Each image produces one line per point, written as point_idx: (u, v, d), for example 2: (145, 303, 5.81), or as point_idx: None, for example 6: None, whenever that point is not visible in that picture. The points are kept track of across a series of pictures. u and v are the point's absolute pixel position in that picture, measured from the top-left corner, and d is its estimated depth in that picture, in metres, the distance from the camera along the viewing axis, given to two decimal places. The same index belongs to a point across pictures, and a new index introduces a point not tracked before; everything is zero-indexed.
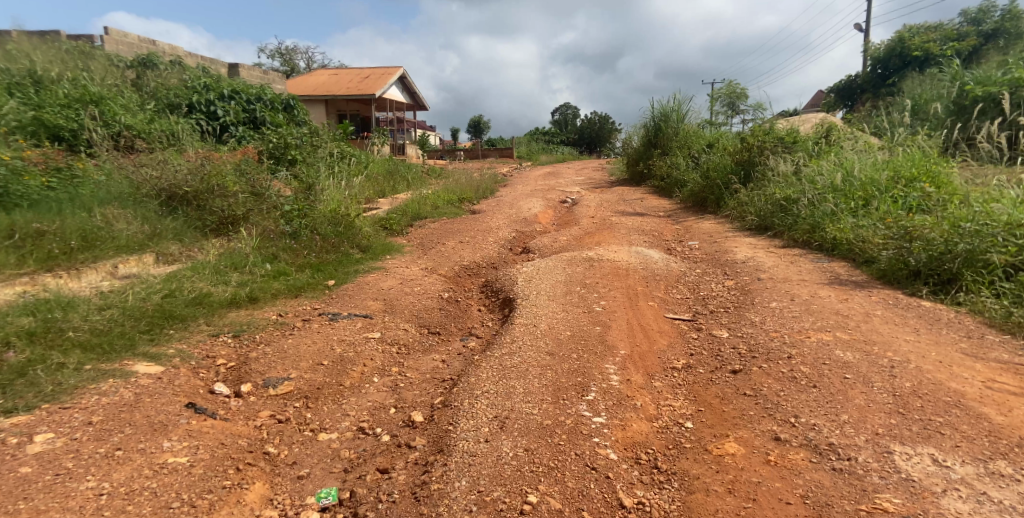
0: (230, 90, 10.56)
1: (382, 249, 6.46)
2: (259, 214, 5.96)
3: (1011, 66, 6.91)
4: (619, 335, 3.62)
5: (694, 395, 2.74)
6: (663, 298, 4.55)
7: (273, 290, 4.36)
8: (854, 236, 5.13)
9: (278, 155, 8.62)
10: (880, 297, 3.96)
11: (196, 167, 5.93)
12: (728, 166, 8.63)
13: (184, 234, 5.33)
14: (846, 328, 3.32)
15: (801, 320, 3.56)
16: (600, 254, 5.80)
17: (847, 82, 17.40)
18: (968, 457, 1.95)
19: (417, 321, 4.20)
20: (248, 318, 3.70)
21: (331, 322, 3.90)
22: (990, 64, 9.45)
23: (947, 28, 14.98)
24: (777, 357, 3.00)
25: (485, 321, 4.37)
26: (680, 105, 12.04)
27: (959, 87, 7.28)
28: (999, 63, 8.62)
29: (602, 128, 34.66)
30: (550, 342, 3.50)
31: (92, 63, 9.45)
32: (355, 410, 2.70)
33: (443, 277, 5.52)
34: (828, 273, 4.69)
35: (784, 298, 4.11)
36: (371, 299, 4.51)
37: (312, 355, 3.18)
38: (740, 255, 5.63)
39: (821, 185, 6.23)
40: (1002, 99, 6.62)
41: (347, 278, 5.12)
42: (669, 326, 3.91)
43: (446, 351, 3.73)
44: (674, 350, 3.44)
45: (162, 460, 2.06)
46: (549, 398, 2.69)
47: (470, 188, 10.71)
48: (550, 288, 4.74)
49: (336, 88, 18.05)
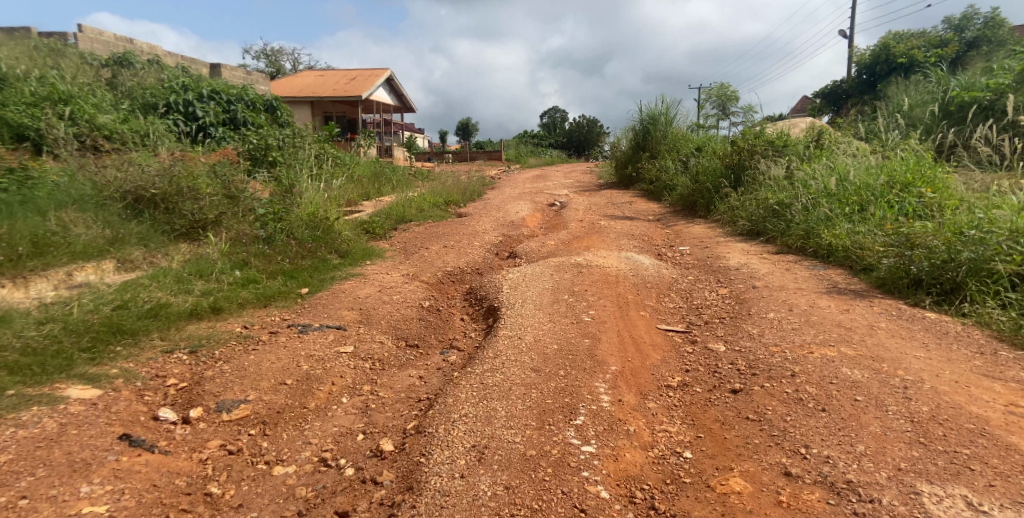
0: (210, 90, 10.23)
1: (361, 254, 6.18)
2: (231, 218, 5.67)
3: (999, 73, 6.79)
4: (609, 349, 3.38)
5: (692, 418, 2.50)
6: (655, 307, 4.32)
7: (239, 301, 4.08)
8: (851, 242, 4.94)
9: (258, 157, 8.37)
10: (882, 307, 3.76)
11: (164, 168, 5.62)
12: (718, 170, 8.45)
13: (149, 239, 5.05)
14: (850, 343, 3.10)
15: (802, 333, 3.34)
16: (589, 259, 5.57)
17: (833, 87, 17.35)
18: (1005, 500, 1.72)
19: (394, 332, 3.94)
20: (209, 331, 3.43)
21: (300, 335, 3.62)
22: (976, 70, 9.37)
23: (931, 34, 14.98)
24: (780, 375, 2.78)
25: (467, 331, 4.12)
26: (669, 108, 11.87)
27: (947, 95, 7.15)
28: (984, 68, 8.54)
29: (591, 131, 34.61)
30: (536, 357, 3.26)
31: (63, 60, 9.08)
32: (318, 437, 2.44)
33: (425, 284, 5.25)
34: (825, 281, 4.50)
35: (782, 308, 3.90)
36: (346, 309, 4.24)
37: (275, 373, 2.91)
38: (733, 262, 5.42)
39: (815, 189, 6.05)
40: (993, 106, 6.48)
41: (322, 286, 4.84)
42: (661, 338, 3.68)
43: (423, 367, 3.47)
44: (668, 365, 3.21)
45: (75, 510, 1.79)
46: (533, 423, 2.45)
47: (456, 190, 10.46)
48: (536, 296, 4.49)
49: (321, 89, 17.72)
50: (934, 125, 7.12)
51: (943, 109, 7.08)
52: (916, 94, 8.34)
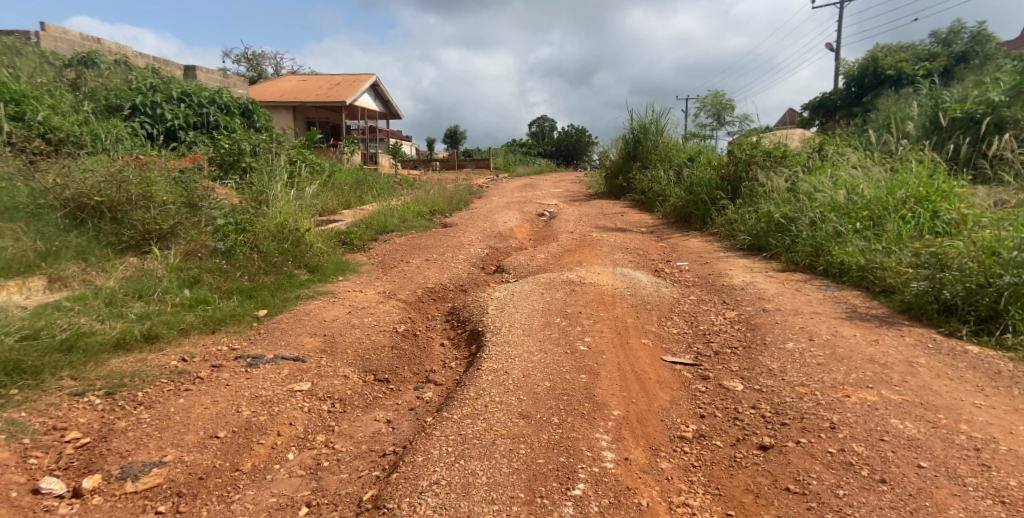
0: (181, 92, 9.67)
1: (334, 269, 5.64)
2: (188, 230, 5.15)
3: (987, 85, 6.52)
4: (610, 387, 2.91)
5: (716, 486, 2.06)
6: (658, 333, 3.86)
7: (180, 326, 3.61)
8: (866, 260, 4.53)
9: (230, 163, 7.81)
10: (915, 338, 3.32)
11: (113, 174, 5.11)
12: (713, 181, 8.07)
13: (88, 251, 4.67)
14: (891, 384, 2.66)
15: (834, 370, 2.88)
16: (583, 276, 5.10)
17: (822, 98, 17.08)
18: None
19: (362, 364, 3.42)
20: (135, 367, 2.99)
21: (247, 371, 3.12)
22: (965, 84, 9.09)
23: (917, 48, 14.82)
24: (817, 427, 2.32)
25: (448, 361, 3.61)
26: (659, 117, 11.50)
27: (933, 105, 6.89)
28: (972, 83, 8.28)
29: (579, 141, 34.34)
30: (524, 398, 2.77)
31: (21, 59, 8.47)
32: (249, 514, 2.00)
33: (402, 303, 4.74)
34: (842, 304, 4.08)
35: (801, 337, 3.46)
36: (308, 335, 3.73)
37: (204, 424, 2.43)
38: (737, 280, 5.00)
39: (821, 202, 5.64)
40: (979, 121, 6.23)
41: (284, 307, 4.33)
42: (667, 373, 3.20)
43: (394, 408, 2.97)
44: (677, 408, 2.74)
45: None
46: (522, 496, 2.02)
47: (441, 199, 9.97)
48: (526, 319, 4.01)
49: (303, 95, 17.17)
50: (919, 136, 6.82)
51: (931, 121, 6.78)
52: (907, 107, 8.05)
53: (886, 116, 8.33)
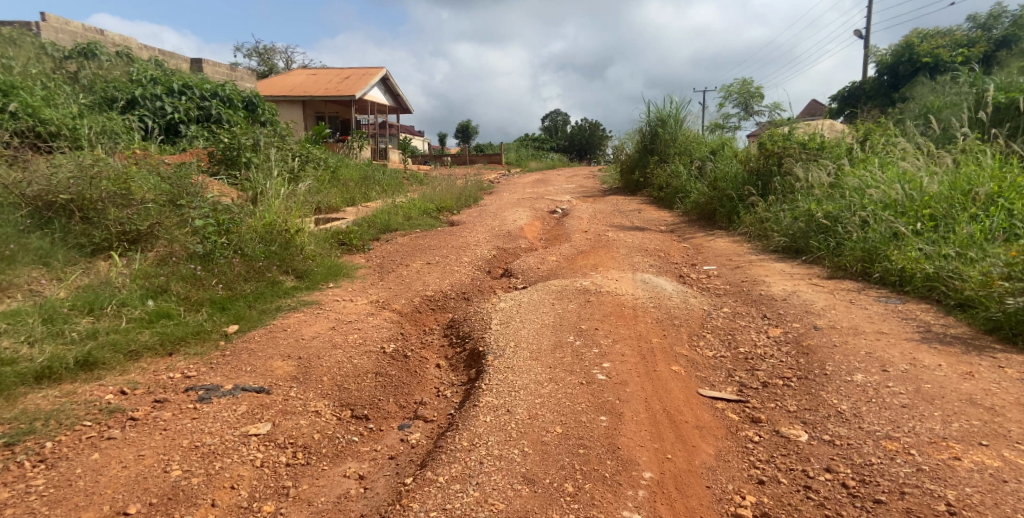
0: (181, 85, 9.16)
1: (326, 273, 5.08)
2: (168, 229, 4.60)
3: None
4: (639, 436, 2.32)
5: None
6: (690, 358, 3.23)
7: (130, 349, 3.09)
8: (937, 268, 3.89)
9: (229, 158, 7.27)
10: (1018, 369, 2.70)
11: (82, 169, 4.59)
12: (741, 175, 7.41)
13: (49, 256, 4.14)
14: (1012, 441, 2.06)
15: (926, 417, 2.26)
16: (599, 283, 4.50)
17: (850, 88, 16.24)
18: None
19: (338, 396, 2.85)
20: (59, 406, 2.48)
21: (195, 408, 2.57)
22: (1007, 71, 8.39)
23: (956, 34, 13.96)
24: (927, 512, 1.74)
25: (441, 391, 3.04)
26: (679, 108, 10.81)
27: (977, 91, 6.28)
28: (1017, 70, 7.62)
29: (592, 135, 33.61)
30: (529, 453, 2.19)
31: (15, 49, 7.96)
32: None
33: (395, 315, 4.15)
34: (912, 322, 3.44)
35: (870, 366, 2.83)
36: (280, 358, 3.17)
37: (115, 493, 1.96)
38: (777, 289, 4.36)
39: (872, 199, 4.97)
40: None
41: (259, 320, 3.79)
42: (708, 415, 2.58)
43: (370, 458, 2.40)
44: (726, 468, 2.14)
45: None
46: None
47: (449, 195, 9.38)
48: (534, 337, 3.42)
49: (313, 88, 16.64)
50: (967, 125, 6.18)
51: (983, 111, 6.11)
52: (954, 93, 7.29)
53: (920, 106, 7.69)
